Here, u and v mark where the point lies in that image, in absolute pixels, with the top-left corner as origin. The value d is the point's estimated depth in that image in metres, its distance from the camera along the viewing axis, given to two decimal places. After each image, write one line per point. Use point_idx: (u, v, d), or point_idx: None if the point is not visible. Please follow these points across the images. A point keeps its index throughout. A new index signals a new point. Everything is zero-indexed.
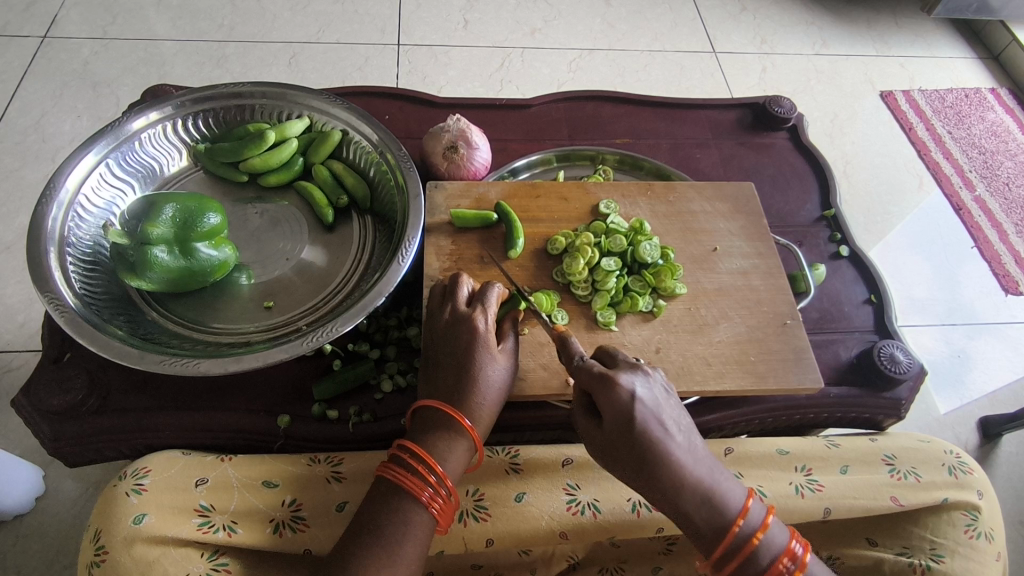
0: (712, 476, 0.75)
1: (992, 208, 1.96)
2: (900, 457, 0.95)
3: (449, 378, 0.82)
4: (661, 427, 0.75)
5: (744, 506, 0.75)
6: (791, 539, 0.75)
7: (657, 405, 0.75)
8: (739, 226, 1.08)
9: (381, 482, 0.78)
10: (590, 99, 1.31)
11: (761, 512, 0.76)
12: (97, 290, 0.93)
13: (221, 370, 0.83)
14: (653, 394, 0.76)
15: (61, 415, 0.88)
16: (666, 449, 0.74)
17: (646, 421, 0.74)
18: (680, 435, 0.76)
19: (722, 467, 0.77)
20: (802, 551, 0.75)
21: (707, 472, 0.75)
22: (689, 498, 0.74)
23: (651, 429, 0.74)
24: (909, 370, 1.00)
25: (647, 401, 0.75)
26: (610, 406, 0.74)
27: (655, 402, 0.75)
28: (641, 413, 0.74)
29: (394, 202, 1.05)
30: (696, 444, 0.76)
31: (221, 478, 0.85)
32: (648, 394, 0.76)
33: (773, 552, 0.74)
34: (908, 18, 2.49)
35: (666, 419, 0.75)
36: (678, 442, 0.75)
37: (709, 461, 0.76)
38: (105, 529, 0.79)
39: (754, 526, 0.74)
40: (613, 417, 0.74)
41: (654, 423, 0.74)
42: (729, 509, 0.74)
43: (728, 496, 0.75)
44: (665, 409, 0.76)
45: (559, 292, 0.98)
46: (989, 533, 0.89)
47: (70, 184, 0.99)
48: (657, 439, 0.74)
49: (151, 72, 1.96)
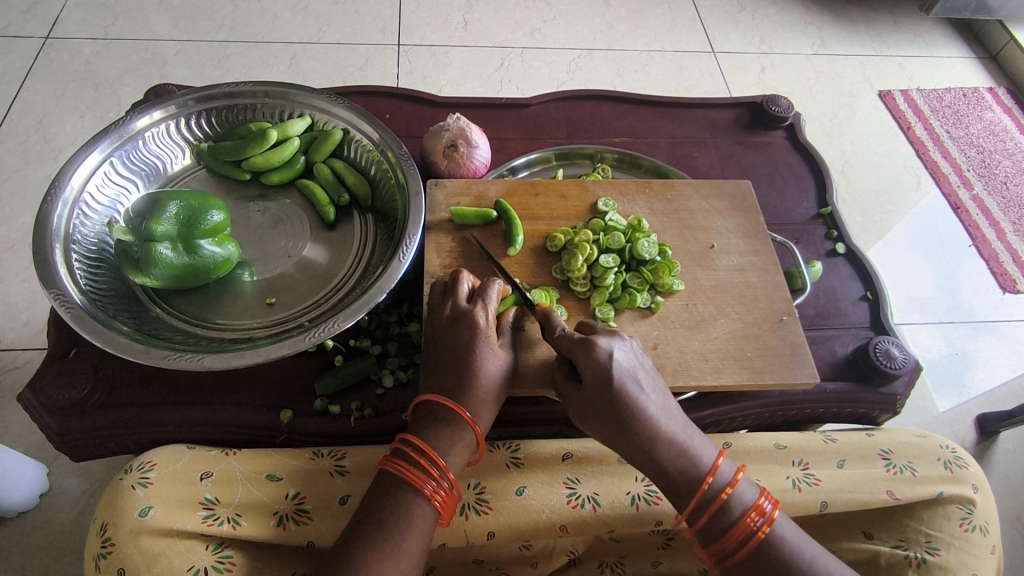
0: (687, 433, 0.78)
1: (990, 206, 1.98)
2: (896, 452, 0.96)
3: (451, 372, 0.83)
4: (637, 386, 0.78)
5: (714, 464, 0.78)
6: (760, 497, 0.77)
7: (634, 367, 0.79)
8: (737, 223, 1.09)
9: (384, 475, 0.80)
10: (589, 98, 1.33)
11: (729, 470, 0.79)
12: (102, 287, 0.94)
13: (225, 365, 0.85)
14: (630, 357, 0.79)
15: (67, 410, 0.90)
16: (642, 406, 0.77)
17: (624, 381, 0.77)
18: (656, 394, 0.79)
19: (695, 426, 0.80)
20: (771, 507, 0.76)
21: (681, 430, 0.78)
22: (665, 454, 0.77)
23: (629, 388, 0.77)
24: (904, 366, 1.01)
25: (625, 362, 0.78)
26: (590, 367, 0.78)
27: (633, 364, 0.79)
28: (619, 373, 0.77)
29: (394, 199, 1.06)
30: (671, 403, 0.80)
31: (226, 471, 0.86)
32: (626, 356, 0.79)
33: (742, 507, 0.76)
34: (906, 18, 2.50)
35: (642, 380, 0.78)
36: (654, 401, 0.78)
37: (684, 421, 0.79)
38: (112, 521, 0.80)
39: (722, 482, 0.77)
40: (593, 378, 0.78)
41: (632, 382, 0.77)
42: (702, 464, 0.77)
43: (701, 452, 0.78)
44: (641, 371, 0.79)
45: (558, 289, 0.99)
46: (984, 526, 0.90)
47: (75, 182, 1.00)
48: (634, 397, 0.77)
49: (152, 72, 1.97)
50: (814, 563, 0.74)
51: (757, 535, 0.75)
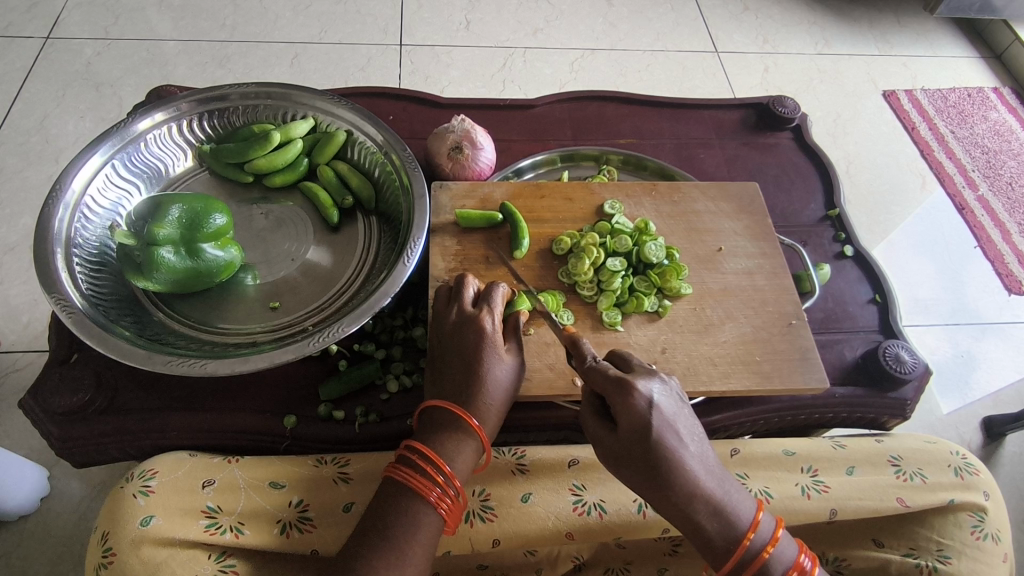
0: (724, 487, 0.75)
1: (995, 207, 1.96)
2: (906, 458, 0.95)
3: (457, 378, 0.82)
4: (675, 435, 0.75)
5: (755, 520, 0.75)
6: (800, 554, 0.77)
7: (673, 414, 0.76)
8: (744, 225, 1.08)
9: (389, 482, 0.79)
10: (594, 99, 1.31)
11: (769, 526, 0.77)
12: (104, 291, 0.93)
13: (229, 370, 0.84)
14: (668, 402, 0.76)
15: (68, 416, 0.89)
16: (680, 457, 0.74)
17: (663, 430, 0.74)
18: (694, 444, 0.76)
19: (733, 480, 0.77)
20: (810, 565, 0.76)
21: (718, 483, 0.75)
22: (701, 509, 0.74)
23: (667, 438, 0.74)
24: (914, 370, 1.00)
25: (665, 409, 0.75)
26: (627, 412, 0.75)
27: (672, 411, 0.76)
28: (657, 420, 0.74)
29: (399, 201, 1.05)
30: (708, 453, 0.77)
31: (228, 479, 0.85)
32: (665, 402, 0.76)
33: (784, 566, 0.75)
34: (909, 17, 2.49)
35: (681, 429, 0.75)
36: (692, 452, 0.75)
37: (721, 473, 0.76)
38: (113, 531, 0.79)
39: (764, 540, 0.75)
40: (629, 424, 0.74)
41: (670, 431, 0.74)
42: (741, 522, 0.75)
43: (739, 509, 0.75)
44: (680, 418, 0.76)
45: (565, 292, 0.98)
46: (995, 534, 0.89)
47: (76, 186, 0.99)
48: (673, 448, 0.74)
49: (153, 72, 1.96)
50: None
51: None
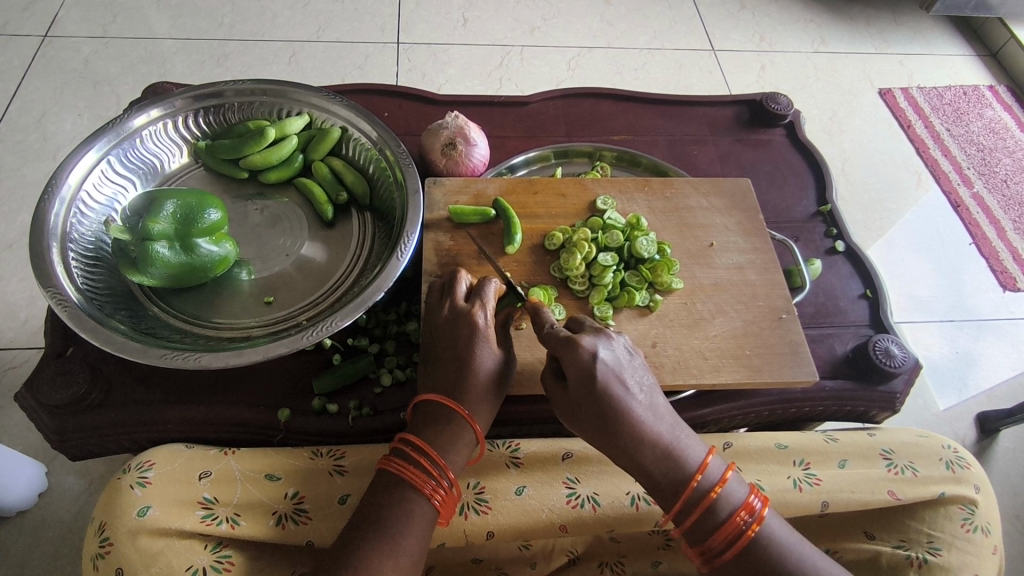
0: (673, 433, 0.77)
1: (990, 204, 1.97)
2: (898, 451, 0.96)
3: (450, 371, 0.83)
4: (622, 385, 0.77)
5: (703, 462, 0.76)
6: (750, 495, 0.76)
7: (619, 366, 0.78)
8: (736, 221, 1.09)
9: (384, 474, 0.79)
10: (588, 96, 1.32)
11: (719, 467, 0.77)
12: (99, 285, 0.94)
13: (223, 364, 0.84)
14: (614, 354, 0.78)
15: (64, 409, 0.89)
16: (625, 406, 0.76)
17: (608, 380, 0.76)
18: (642, 394, 0.78)
19: (683, 425, 0.79)
20: (761, 506, 0.75)
21: (667, 430, 0.77)
22: (650, 456, 0.76)
23: (613, 388, 0.76)
24: (904, 364, 1.00)
25: (609, 360, 0.77)
26: (572, 365, 0.77)
27: (618, 363, 0.78)
28: (602, 371, 0.76)
29: (393, 197, 1.06)
30: (658, 402, 0.79)
31: (225, 471, 0.86)
32: (610, 354, 0.78)
33: (731, 506, 0.75)
34: (906, 15, 2.49)
35: (627, 379, 0.78)
36: (639, 401, 0.77)
37: (673, 421, 0.78)
38: (109, 521, 0.80)
39: (711, 481, 0.76)
40: (575, 377, 0.77)
41: (615, 381, 0.76)
42: (690, 464, 0.76)
43: (688, 452, 0.77)
44: (627, 370, 0.78)
45: (557, 287, 0.99)
46: (985, 526, 0.89)
47: (72, 181, 0.99)
48: (618, 397, 0.76)
49: (150, 71, 1.97)
50: (802, 559, 0.73)
51: (747, 534, 0.74)
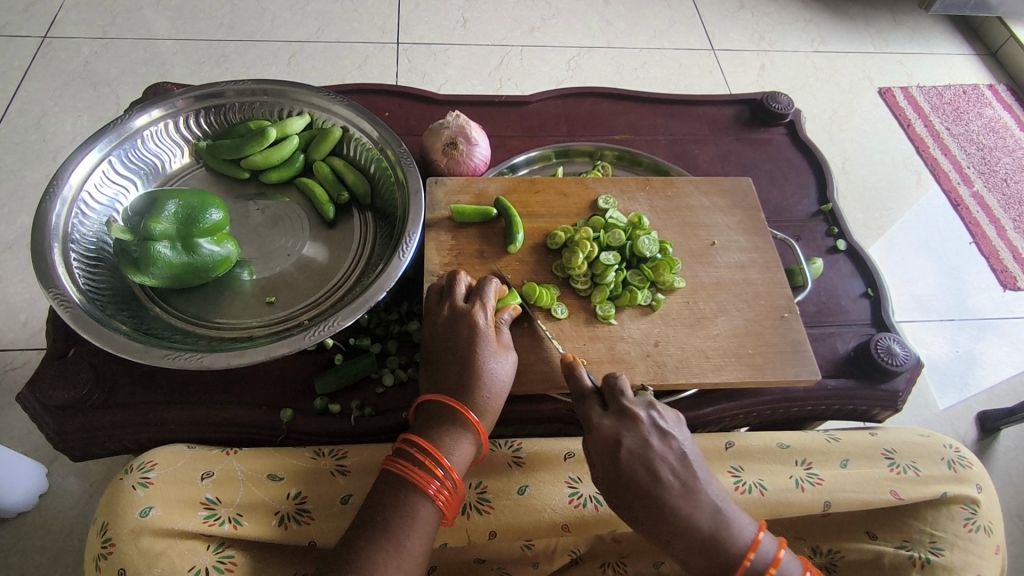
0: (711, 520, 0.76)
1: (990, 203, 1.97)
2: (900, 451, 0.96)
3: (453, 371, 0.83)
4: (648, 474, 0.78)
5: (755, 540, 0.76)
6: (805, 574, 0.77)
7: (644, 451, 0.79)
8: (737, 220, 1.09)
9: (387, 475, 0.79)
10: (589, 95, 1.32)
11: (771, 546, 0.77)
12: (101, 286, 0.94)
13: (225, 364, 0.84)
14: (639, 439, 0.79)
15: (65, 409, 0.89)
16: (652, 494, 0.77)
17: (629, 468, 0.78)
18: (673, 479, 0.78)
19: (727, 510, 0.77)
20: None
21: (703, 516, 0.76)
22: (686, 546, 0.76)
23: (637, 477, 0.77)
24: (905, 362, 1.00)
25: (632, 447, 0.79)
26: (597, 453, 0.80)
27: (642, 447, 0.79)
28: (621, 459, 0.78)
29: (394, 197, 1.06)
30: (697, 486, 0.78)
31: (227, 471, 0.86)
32: (635, 439, 0.79)
33: None
34: (905, 14, 2.50)
35: (655, 465, 0.78)
36: (670, 487, 0.77)
37: (713, 505, 0.77)
38: (111, 521, 0.80)
39: (766, 560, 0.76)
40: (601, 465, 0.80)
41: (639, 469, 0.78)
42: (732, 552, 0.75)
43: (729, 540, 0.75)
44: (658, 454, 0.79)
45: (559, 286, 0.99)
46: (987, 526, 0.89)
47: (74, 181, 0.99)
48: (642, 486, 0.77)
49: (151, 71, 1.97)
50: None
51: None
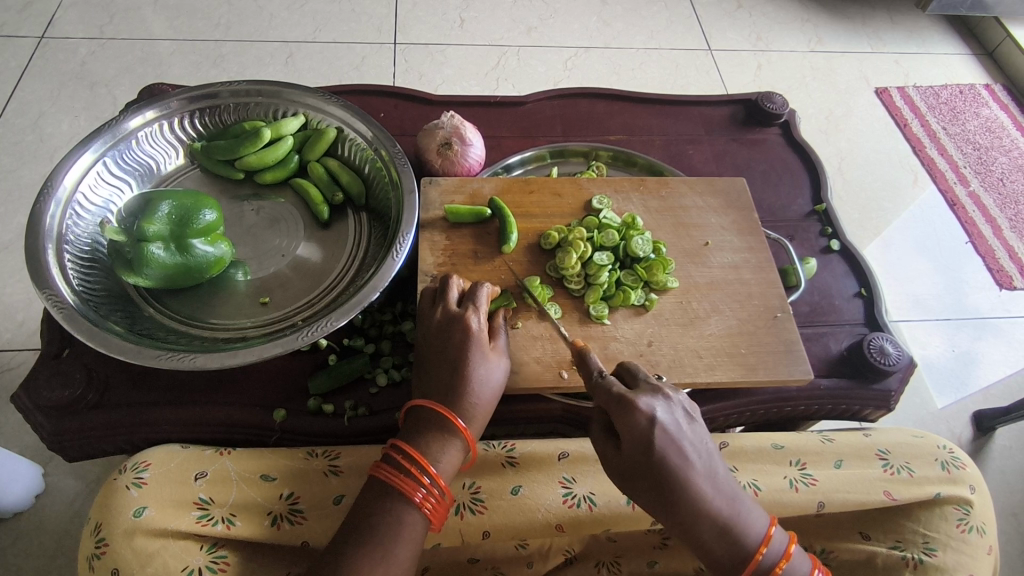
0: (732, 505, 0.75)
1: (986, 203, 1.98)
2: (894, 452, 0.96)
3: (442, 377, 0.83)
4: (681, 455, 0.74)
5: (767, 535, 0.76)
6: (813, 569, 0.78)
7: (677, 431, 0.75)
8: (731, 220, 1.09)
9: (375, 481, 0.79)
10: (584, 96, 1.32)
11: (782, 542, 0.78)
12: (95, 286, 0.94)
13: (219, 365, 0.84)
14: (672, 419, 0.76)
15: (60, 410, 0.89)
16: (684, 476, 0.74)
17: (666, 448, 0.74)
18: (701, 461, 0.76)
19: (742, 494, 0.77)
20: None
21: (726, 501, 0.75)
22: (709, 529, 0.75)
23: (672, 458, 0.74)
24: (898, 362, 1.01)
25: (668, 426, 0.75)
26: (629, 431, 0.75)
27: (676, 428, 0.75)
28: (660, 440, 0.74)
29: (388, 197, 1.06)
30: (718, 469, 0.77)
31: (220, 471, 0.86)
32: (668, 418, 0.76)
33: None
34: (902, 14, 2.50)
35: (687, 447, 0.75)
36: (698, 470, 0.75)
37: (731, 489, 0.76)
38: (105, 521, 0.80)
39: (776, 556, 0.76)
40: (631, 444, 0.75)
41: (673, 450, 0.74)
42: (750, 539, 0.76)
43: (749, 525, 0.76)
44: (686, 435, 0.76)
45: (553, 286, 0.99)
46: (981, 526, 0.90)
47: (68, 182, 1.00)
48: (677, 468, 0.74)
49: (148, 72, 1.97)
50: None
51: None
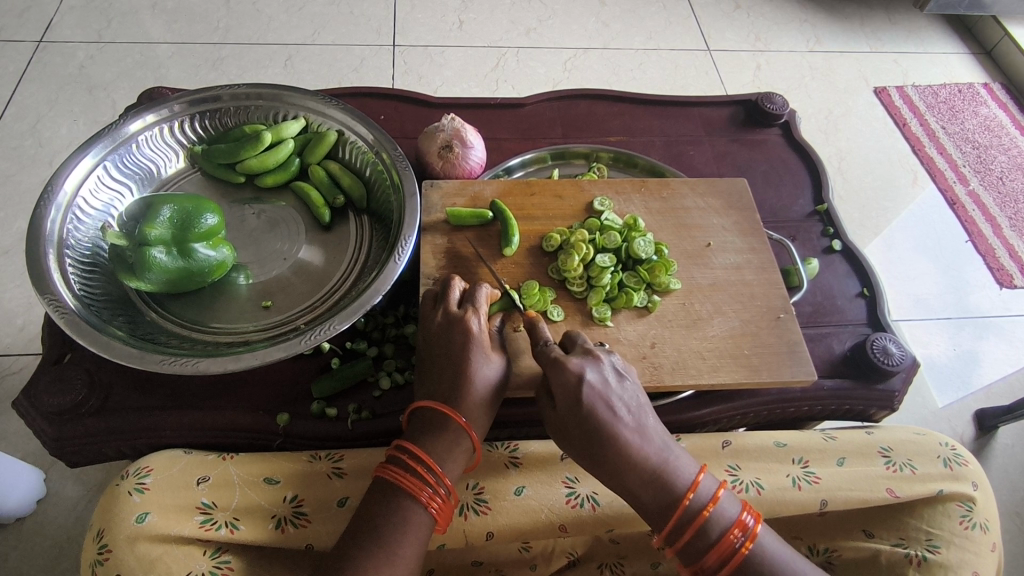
0: (661, 456, 0.78)
1: (985, 201, 1.98)
2: (896, 449, 0.96)
3: (446, 378, 0.83)
4: (608, 409, 0.79)
5: (695, 480, 0.78)
6: (742, 512, 0.78)
7: (606, 388, 0.80)
8: (733, 221, 1.09)
9: (380, 482, 0.79)
10: (584, 97, 1.32)
11: (711, 485, 0.79)
12: (96, 291, 0.94)
13: (221, 369, 0.84)
14: (601, 377, 0.80)
15: (61, 415, 0.89)
16: (611, 428, 0.78)
17: (593, 404, 0.78)
18: (630, 416, 0.80)
19: (675, 449, 0.80)
20: (753, 522, 0.77)
21: (655, 452, 0.78)
22: (637, 479, 0.78)
23: (597, 411, 0.78)
24: (901, 362, 1.01)
25: (595, 383, 0.79)
26: (560, 388, 0.80)
27: (605, 385, 0.80)
28: (589, 397, 0.78)
29: (389, 200, 1.06)
30: (649, 424, 0.80)
31: (223, 475, 0.86)
32: (597, 376, 0.80)
33: (723, 524, 0.77)
34: (900, 14, 2.51)
35: (615, 402, 0.79)
36: (626, 424, 0.79)
37: (662, 443, 0.79)
38: (108, 528, 0.79)
39: (704, 499, 0.77)
40: (562, 399, 0.80)
41: (600, 404, 0.79)
42: (679, 484, 0.78)
43: (678, 474, 0.78)
44: (616, 392, 0.80)
45: (555, 288, 0.99)
46: (983, 523, 0.90)
47: (68, 187, 0.99)
48: (603, 420, 0.78)
49: (147, 75, 1.97)
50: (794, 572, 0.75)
51: (740, 552, 0.76)
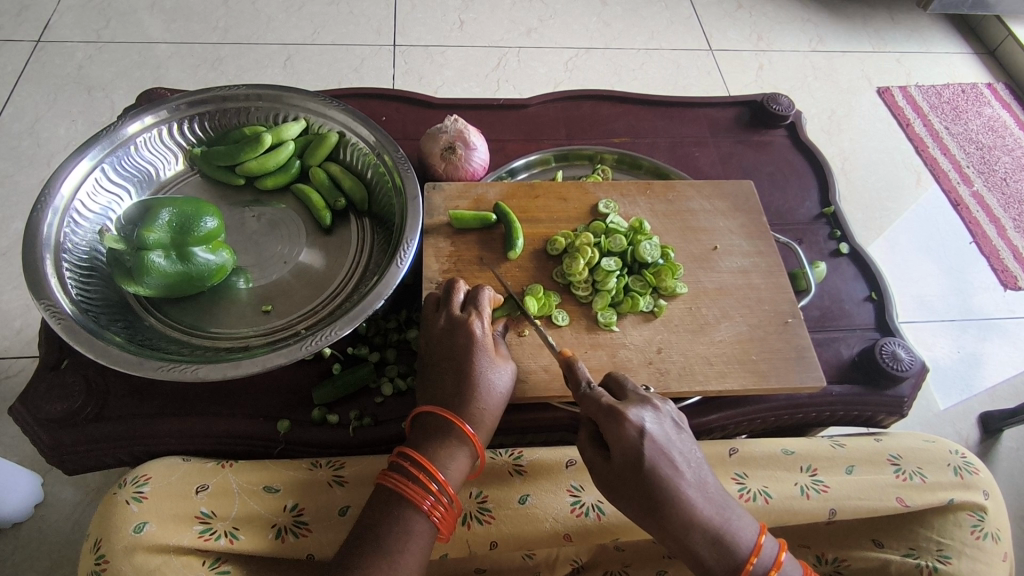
0: (723, 515, 0.75)
1: (990, 203, 1.96)
2: (906, 457, 0.94)
3: (449, 383, 0.82)
4: (669, 463, 0.75)
5: (757, 544, 0.75)
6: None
7: (666, 440, 0.76)
8: (739, 224, 1.08)
9: (382, 490, 0.78)
10: (587, 98, 1.31)
11: (772, 549, 0.76)
12: (94, 296, 0.92)
13: (220, 376, 0.83)
14: (661, 428, 0.77)
15: (59, 422, 0.88)
16: (673, 484, 0.74)
17: (656, 458, 0.74)
18: (689, 470, 0.76)
19: (734, 506, 0.76)
20: None
21: (717, 511, 0.74)
22: (701, 540, 0.73)
23: (658, 465, 0.74)
24: (910, 367, 0.99)
25: (655, 435, 0.75)
26: (618, 441, 0.75)
27: (665, 437, 0.76)
28: (649, 449, 0.74)
29: (392, 203, 1.04)
30: (707, 479, 0.76)
31: (222, 484, 0.84)
32: (657, 427, 0.76)
33: None
34: (903, 14, 2.49)
35: (675, 456, 0.76)
36: (687, 480, 0.75)
37: (722, 501, 0.76)
38: (105, 538, 0.78)
39: (767, 564, 0.75)
40: (621, 453, 0.75)
41: (661, 457, 0.74)
42: (743, 547, 0.74)
43: (740, 534, 0.75)
44: (674, 444, 0.76)
45: (560, 293, 0.97)
46: (995, 533, 0.88)
47: (65, 190, 0.98)
48: (665, 476, 0.74)
49: (145, 75, 1.95)
50: None
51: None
